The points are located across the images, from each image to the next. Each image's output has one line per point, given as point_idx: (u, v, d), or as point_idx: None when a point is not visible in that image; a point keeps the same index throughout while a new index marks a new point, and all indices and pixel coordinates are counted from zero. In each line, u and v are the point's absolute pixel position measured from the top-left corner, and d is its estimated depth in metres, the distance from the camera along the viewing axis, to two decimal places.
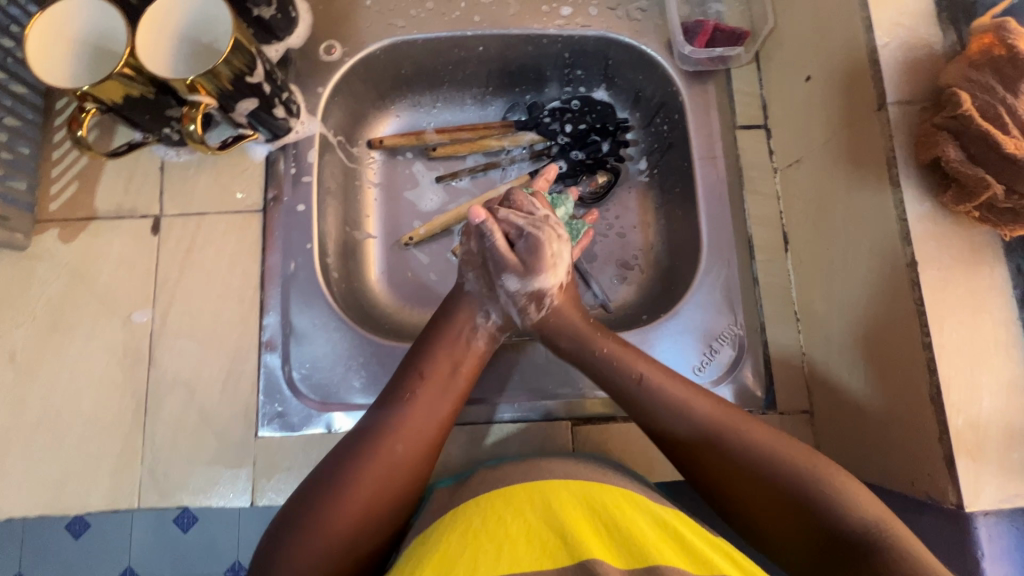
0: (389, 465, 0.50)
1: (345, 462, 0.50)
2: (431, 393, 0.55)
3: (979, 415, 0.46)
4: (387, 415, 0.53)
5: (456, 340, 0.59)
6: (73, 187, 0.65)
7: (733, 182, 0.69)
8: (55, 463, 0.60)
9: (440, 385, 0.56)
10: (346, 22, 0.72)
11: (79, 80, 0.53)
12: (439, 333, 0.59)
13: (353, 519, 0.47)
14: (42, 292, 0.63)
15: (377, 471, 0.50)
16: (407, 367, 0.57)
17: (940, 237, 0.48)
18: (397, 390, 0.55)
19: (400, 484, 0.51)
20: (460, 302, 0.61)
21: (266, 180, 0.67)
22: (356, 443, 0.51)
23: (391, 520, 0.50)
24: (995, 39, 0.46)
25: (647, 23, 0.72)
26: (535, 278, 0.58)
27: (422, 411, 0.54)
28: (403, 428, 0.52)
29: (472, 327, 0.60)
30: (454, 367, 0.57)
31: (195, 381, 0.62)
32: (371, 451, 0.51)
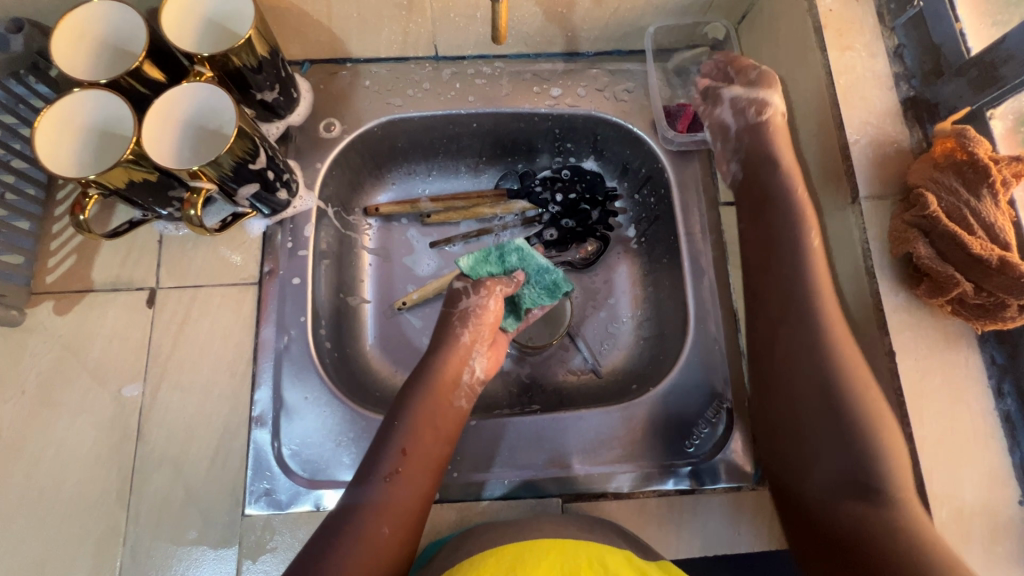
0: (376, 548, 0.50)
1: (330, 547, 0.50)
2: (415, 461, 0.55)
3: (962, 505, 0.46)
4: (368, 489, 0.53)
5: (438, 401, 0.59)
6: (71, 260, 0.66)
7: (718, 256, 0.71)
8: (34, 545, 0.58)
9: (426, 450, 0.56)
10: (346, 101, 0.75)
11: (79, 164, 0.57)
12: (418, 398, 0.58)
13: None
14: (33, 366, 0.63)
15: (366, 553, 0.49)
16: (385, 440, 0.56)
17: (915, 328, 0.50)
18: (377, 467, 0.54)
19: (391, 563, 0.50)
20: (445, 360, 0.61)
21: (262, 253, 0.69)
22: (337, 526, 0.51)
23: None
24: (957, 145, 0.48)
25: (633, 104, 0.75)
26: (761, 89, 0.64)
27: (408, 482, 0.54)
28: (390, 502, 0.52)
29: (455, 386, 0.61)
30: (438, 429, 0.58)
31: (183, 457, 0.62)
32: (357, 538, 0.50)
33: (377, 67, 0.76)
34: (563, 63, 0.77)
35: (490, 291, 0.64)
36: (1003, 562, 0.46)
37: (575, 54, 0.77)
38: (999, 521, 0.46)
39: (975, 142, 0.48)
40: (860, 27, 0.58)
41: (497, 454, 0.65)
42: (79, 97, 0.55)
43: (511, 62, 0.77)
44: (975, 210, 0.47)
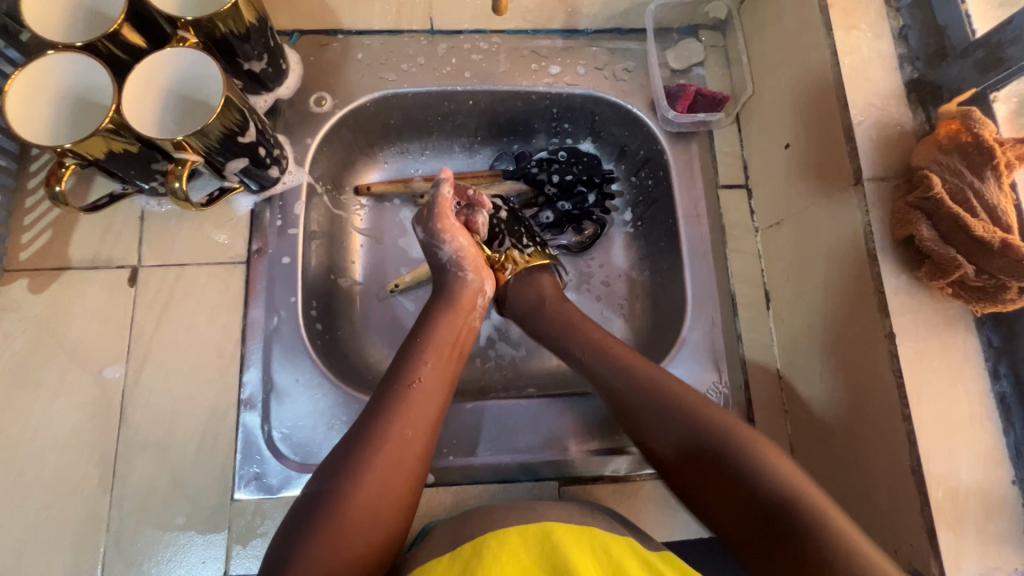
0: (400, 450, 0.51)
1: (356, 451, 0.50)
2: (435, 376, 0.56)
3: (957, 484, 0.47)
4: (392, 391, 0.54)
5: (456, 326, 0.62)
6: (46, 236, 0.63)
7: (716, 240, 0.70)
8: (11, 532, 0.56)
9: (445, 369, 0.58)
10: (337, 75, 0.72)
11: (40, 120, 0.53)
12: (436, 319, 0.61)
13: (377, 513, 0.49)
14: (7, 346, 0.60)
15: (392, 455, 0.51)
16: (407, 353, 0.58)
17: (915, 309, 0.50)
18: (399, 377, 0.56)
19: (411, 469, 0.51)
20: (459, 292, 0.64)
21: (250, 231, 0.66)
22: (364, 434, 0.51)
23: (412, 501, 0.52)
24: (962, 127, 0.48)
25: (633, 84, 0.74)
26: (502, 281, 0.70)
27: (428, 395, 0.55)
28: (410, 412, 0.53)
29: (470, 310, 0.64)
30: (457, 352, 0.60)
31: (170, 441, 0.60)
32: (383, 442, 0.51)
33: (370, 39, 0.73)
34: (562, 40, 0.75)
35: (452, 229, 0.65)
36: (993, 540, 0.46)
37: (574, 31, 0.75)
38: (993, 500, 0.47)
39: (981, 123, 0.47)
40: (865, 7, 0.57)
41: (489, 439, 0.64)
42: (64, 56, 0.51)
43: (509, 37, 0.74)
44: (979, 192, 0.47)
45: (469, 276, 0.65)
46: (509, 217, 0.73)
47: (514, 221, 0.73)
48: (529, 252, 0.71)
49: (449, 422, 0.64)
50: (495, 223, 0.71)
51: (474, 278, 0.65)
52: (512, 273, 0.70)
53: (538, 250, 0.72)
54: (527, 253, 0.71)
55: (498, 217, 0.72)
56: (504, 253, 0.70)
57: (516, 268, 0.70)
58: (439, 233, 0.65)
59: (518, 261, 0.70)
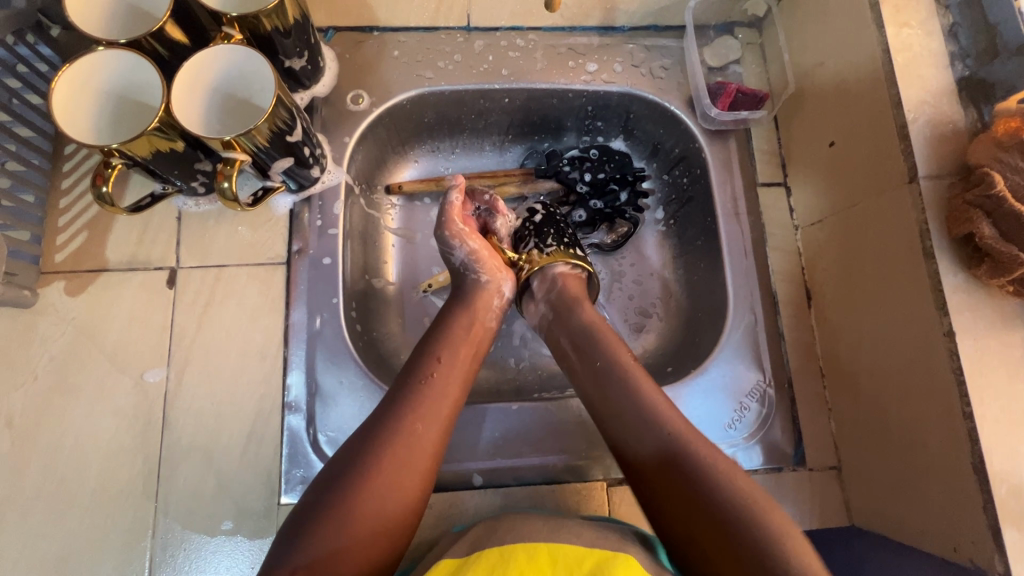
0: (410, 442, 0.51)
1: (366, 442, 0.50)
2: (450, 373, 0.56)
3: (1021, 483, 0.47)
4: (407, 386, 0.54)
5: (472, 326, 0.61)
6: (82, 237, 0.62)
7: (756, 238, 0.70)
8: (54, 539, 0.55)
9: (461, 366, 0.58)
10: (373, 73, 0.71)
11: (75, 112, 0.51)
12: (450, 317, 0.62)
13: (381, 504, 0.48)
14: (44, 350, 0.59)
15: (401, 447, 0.50)
16: (423, 350, 0.58)
17: (974, 308, 0.50)
18: (414, 372, 0.56)
19: (423, 463, 0.51)
20: (474, 293, 0.64)
21: (290, 231, 0.65)
22: (377, 424, 0.52)
23: (421, 496, 0.51)
24: (1022, 125, 0.48)
25: (670, 81, 0.74)
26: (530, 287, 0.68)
27: (443, 391, 0.55)
28: (423, 406, 0.53)
29: (485, 309, 0.63)
30: (474, 351, 0.60)
31: (213, 445, 0.59)
32: (393, 433, 0.51)
33: (405, 36, 0.72)
34: (598, 37, 0.74)
35: (461, 234, 0.65)
36: None
37: (611, 28, 0.74)
38: None
39: None
40: (917, 4, 0.57)
41: (533, 441, 0.63)
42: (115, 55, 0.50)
43: (546, 34, 0.74)
44: None
45: (484, 278, 0.64)
46: (541, 219, 0.71)
47: (549, 223, 0.71)
48: (550, 251, 0.68)
49: (494, 423, 0.63)
50: (523, 227, 0.71)
51: (491, 281, 0.65)
52: (532, 271, 0.68)
53: (561, 249, 0.68)
54: (546, 252, 0.68)
55: (531, 222, 0.71)
56: (527, 254, 0.68)
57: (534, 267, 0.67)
58: (449, 240, 0.65)
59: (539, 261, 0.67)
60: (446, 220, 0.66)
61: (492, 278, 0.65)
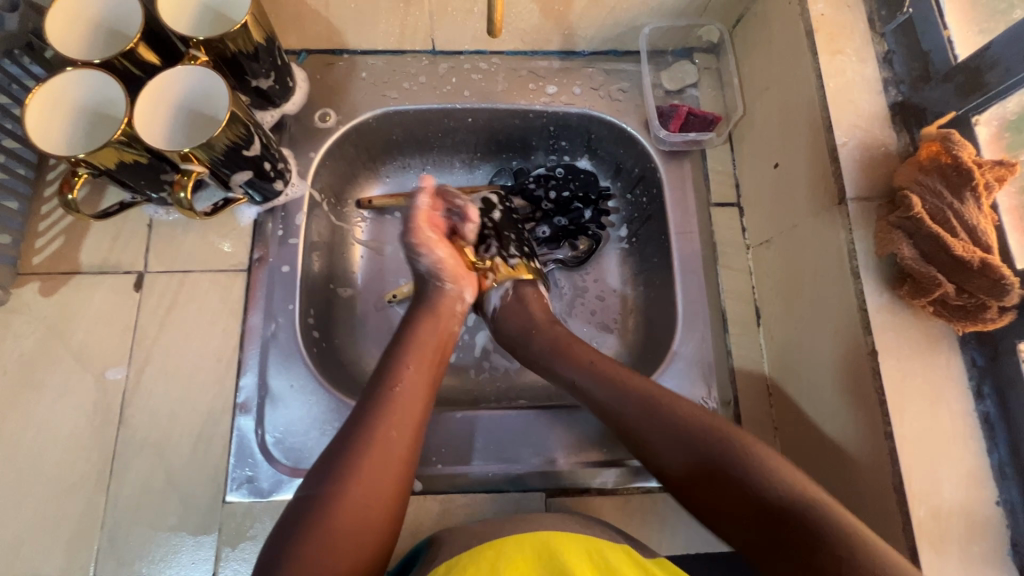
0: (386, 447, 0.52)
1: (343, 450, 0.51)
2: (419, 378, 0.58)
3: (940, 504, 0.47)
4: (379, 390, 0.56)
5: (437, 331, 0.63)
6: (58, 242, 0.66)
7: (707, 256, 0.71)
8: (9, 527, 0.58)
9: (428, 371, 0.59)
10: (341, 93, 0.75)
11: (50, 129, 0.55)
12: (418, 323, 0.63)
13: (363, 510, 0.49)
14: (16, 347, 0.63)
15: (379, 453, 0.51)
16: (391, 357, 0.59)
17: (898, 328, 0.50)
18: (384, 377, 0.57)
19: (398, 469, 0.52)
20: (437, 300, 0.65)
21: (253, 240, 0.68)
22: (351, 436, 0.52)
23: (399, 501, 0.52)
24: (941, 148, 0.49)
25: (628, 103, 0.76)
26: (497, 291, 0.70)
27: (413, 396, 0.56)
28: (395, 412, 0.54)
29: (450, 316, 0.65)
30: (439, 356, 0.62)
31: (166, 442, 0.61)
32: (369, 439, 0.52)
33: (374, 58, 0.76)
34: (558, 61, 0.77)
35: (428, 243, 0.65)
36: (977, 562, 0.46)
37: (571, 52, 0.77)
38: (976, 520, 0.47)
39: (960, 145, 0.48)
40: (850, 32, 0.59)
41: (480, 448, 0.64)
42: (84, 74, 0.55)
43: (508, 58, 0.77)
44: (959, 213, 0.48)
45: (447, 286, 0.66)
46: (500, 221, 0.74)
47: (506, 225, 0.74)
48: (514, 262, 0.71)
49: (439, 431, 0.64)
50: (484, 227, 0.72)
51: (453, 288, 0.67)
52: (495, 280, 0.70)
53: (523, 259, 0.72)
54: (510, 263, 0.71)
55: (490, 219, 0.73)
56: (490, 261, 0.71)
57: (499, 276, 0.70)
58: (416, 247, 0.66)
59: (503, 271, 0.70)
60: (412, 226, 0.65)
61: (456, 291, 0.67)
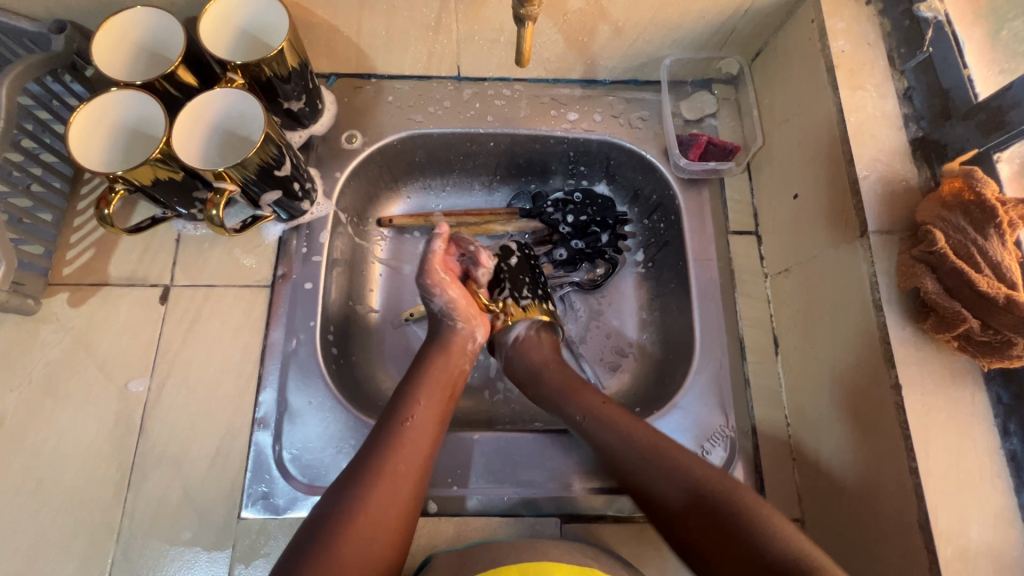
0: (393, 485, 0.53)
1: (351, 483, 0.52)
2: (430, 414, 0.58)
3: (967, 543, 0.46)
4: (389, 425, 0.56)
5: (449, 368, 0.64)
6: (89, 253, 0.67)
7: (726, 283, 0.71)
8: (25, 538, 0.58)
9: (438, 407, 0.60)
10: (367, 116, 0.77)
11: (95, 154, 0.58)
12: (430, 360, 0.64)
13: (365, 546, 0.49)
14: (42, 355, 0.64)
15: (385, 489, 0.52)
16: (403, 392, 0.60)
17: (921, 362, 0.50)
18: (395, 412, 0.58)
19: (403, 505, 0.53)
20: (449, 338, 0.66)
21: (277, 257, 0.70)
22: (360, 470, 0.53)
23: (401, 539, 0.52)
24: (965, 185, 0.50)
25: (647, 131, 0.77)
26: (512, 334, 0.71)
27: (422, 431, 0.57)
28: (404, 448, 0.55)
29: (461, 353, 0.66)
30: (450, 393, 0.62)
31: (184, 456, 0.62)
32: (377, 474, 0.52)
33: (400, 83, 0.78)
34: (580, 89, 0.79)
35: (442, 284, 0.67)
36: None
37: (593, 81, 0.79)
38: (1005, 562, 0.46)
39: (983, 183, 0.49)
40: (871, 69, 0.60)
41: (495, 470, 0.63)
42: (121, 94, 0.56)
43: (531, 86, 0.79)
44: (982, 249, 0.48)
45: (459, 325, 0.67)
46: (517, 262, 0.74)
47: (522, 269, 0.74)
48: (525, 304, 0.71)
49: (454, 452, 0.64)
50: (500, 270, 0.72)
51: (465, 327, 0.67)
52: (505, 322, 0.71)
53: (535, 301, 0.72)
54: (522, 304, 0.71)
55: (506, 264, 0.73)
56: (502, 303, 0.71)
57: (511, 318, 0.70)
58: (429, 287, 0.67)
59: (516, 313, 0.71)
60: (427, 267, 0.67)
61: (467, 332, 0.67)
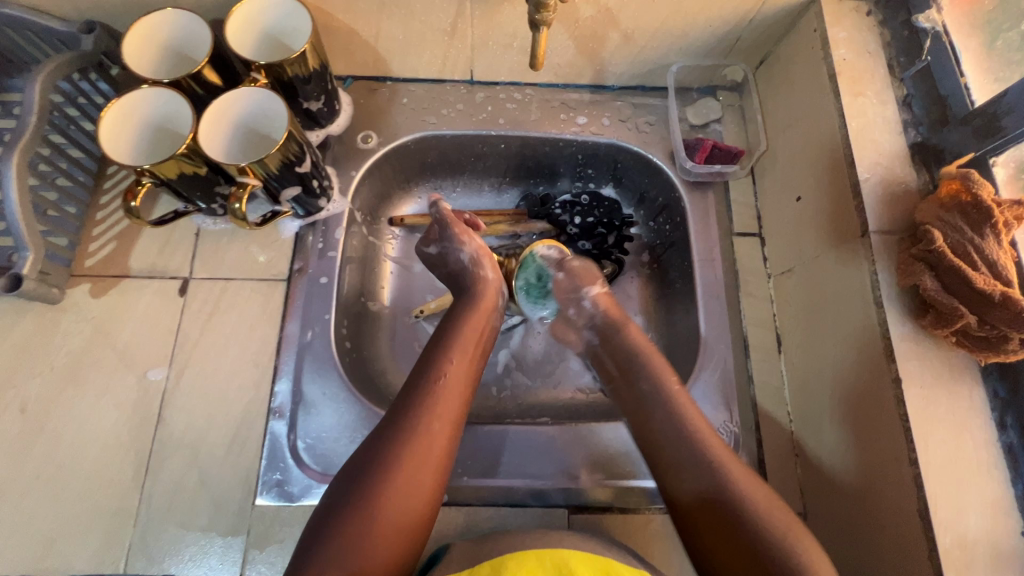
0: (426, 441, 0.53)
1: (384, 442, 0.52)
2: (460, 372, 0.59)
3: (966, 532, 0.48)
4: (421, 384, 0.57)
5: (477, 326, 0.65)
6: (111, 246, 0.69)
7: (730, 283, 0.73)
8: (46, 521, 0.59)
9: (467, 365, 0.61)
10: (383, 117, 0.79)
11: (119, 146, 0.59)
12: (460, 318, 0.64)
13: (399, 501, 0.50)
14: (64, 345, 0.65)
15: (418, 444, 0.53)
16: (433, 351, 0.61)
17: (921, 357, 0.52)
18: (426, 371, 0.58)
19: (437, 464, 0.53)
20: (478, 297, 0.67)
21: (293, 252, 0.72)
22: (392, 428, 0.53)
23: (434, 490, 0.53)
24: (962, 187, 0.52)
25: (654, 135, 0.80)
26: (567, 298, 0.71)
27: (454, 392, 0.57)
28: (437, 404, 0.56)
29: (489, 312, 0.67)
30: (478, 349, 0.63)
31: (201, 444, 0.63)
32: (410, 431, 0.53)
33: (414, 86, 0.81)
34: (589, 94, 0.81)
35: (468, 232, 0.72)
36: None
37: (601, 86, 0.82)
38: (1003, 550, 0.47)
39: (979, 184, 0.51)
40: (871, 77, 0.62)
41: (504, 462, 0.65)
42: (149, 90, 0.59)
43: (541, 90, 0.81)
44: (979, 248, 0.50)
45: (483, 276, 0.70)
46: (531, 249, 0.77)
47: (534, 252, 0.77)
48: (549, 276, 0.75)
49: (464, 443, 0.66)
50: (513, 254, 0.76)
51: (490, 278, 0.70)
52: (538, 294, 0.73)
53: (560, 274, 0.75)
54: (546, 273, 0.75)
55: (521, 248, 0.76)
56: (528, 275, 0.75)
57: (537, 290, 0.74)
58: (456, 238, 0.71)
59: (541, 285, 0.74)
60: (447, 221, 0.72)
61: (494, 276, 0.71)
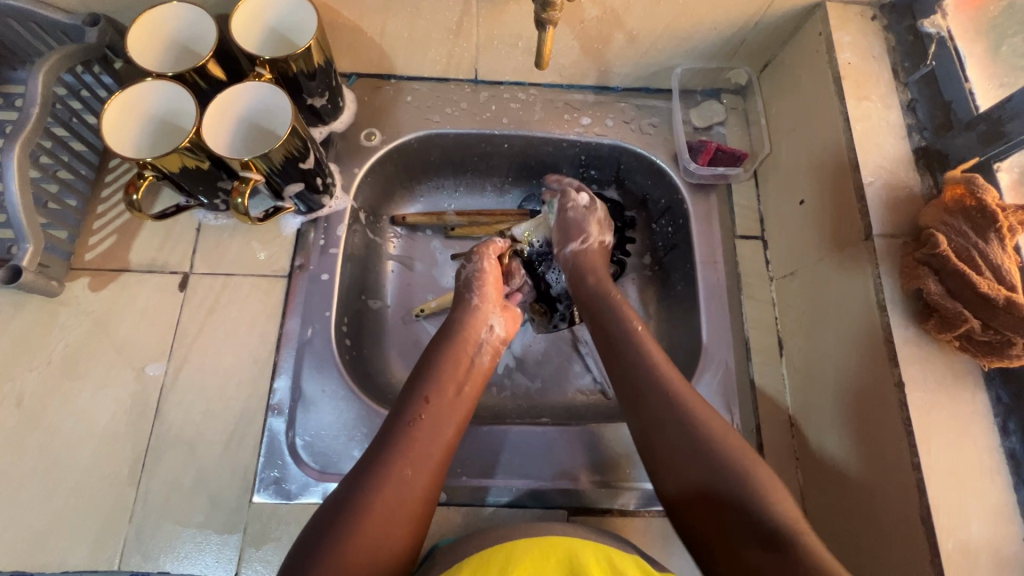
0: (399, 489, 0.51)
1: (356, 488, 0.51)
2: (437, 416, 0.57)
3: (968, 538, 0.47)
4: (397, 429, 0.56)
5: (459, 362, 0.63)
6: (111, 240, 0.69)
7: (732, 286, 0.73)
8: (42, 515, 0.58)
9: (446, 407, 0.59)
10: (387, 115, 0.79)
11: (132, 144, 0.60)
12: (439, 355, 0.63)
13: (370, 550, 0.48)
14: (62, 338, 0.65)
15: (392, 491, 0.51)
16: (410, 391, 0.60)
17: (924, 361, 0.52)
18: (401, 414, 0.57)
19: (412, 514, 0.52)
20: (459, 329, 0.66)
21: (295, 248, 0.71)
22: (365, 474, 0.52)
23: (409, 542, 0.51)
24: (966, 192, 0.52)
25: (657, 137, 0.80)
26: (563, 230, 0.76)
27: (429, 438, 0.56)
28: (412, 451, 0.54)
29: (476, 342, 0.66)
30: (460, 387, 0.61)
31: (198, 440, 0.62)
32: (384, 478, 0.52)
33: (419, 84, 0.81)
34: (593, 95, 0.81)
35: (482, 255, 0.72)
36: None
37: (605, 88, 0.82)
38: (1005, 556, 0.47)
39: (983, 189, 0.51)
40: (876, 81, 0.63)
41: (503, 462, 0.65)
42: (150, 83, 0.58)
43: (545, 90, 0.81)
44: (983, 252, 0.50)
45: (474, 305, 0.68)
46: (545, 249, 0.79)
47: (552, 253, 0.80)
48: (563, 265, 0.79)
49: (464, 443, 0.65)
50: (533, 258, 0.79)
51: (480, 307, 0.69)
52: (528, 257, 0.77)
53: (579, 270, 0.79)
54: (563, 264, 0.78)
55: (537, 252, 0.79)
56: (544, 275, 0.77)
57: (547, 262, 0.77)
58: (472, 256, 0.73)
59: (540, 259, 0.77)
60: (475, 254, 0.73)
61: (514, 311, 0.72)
